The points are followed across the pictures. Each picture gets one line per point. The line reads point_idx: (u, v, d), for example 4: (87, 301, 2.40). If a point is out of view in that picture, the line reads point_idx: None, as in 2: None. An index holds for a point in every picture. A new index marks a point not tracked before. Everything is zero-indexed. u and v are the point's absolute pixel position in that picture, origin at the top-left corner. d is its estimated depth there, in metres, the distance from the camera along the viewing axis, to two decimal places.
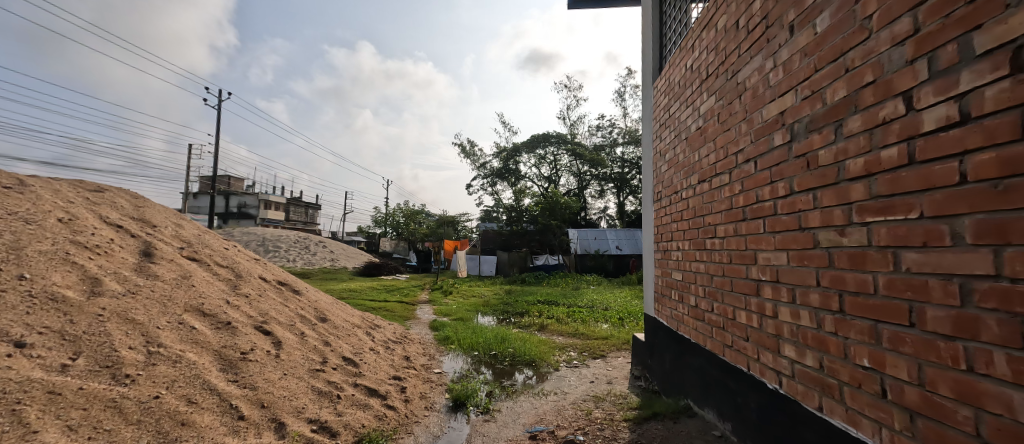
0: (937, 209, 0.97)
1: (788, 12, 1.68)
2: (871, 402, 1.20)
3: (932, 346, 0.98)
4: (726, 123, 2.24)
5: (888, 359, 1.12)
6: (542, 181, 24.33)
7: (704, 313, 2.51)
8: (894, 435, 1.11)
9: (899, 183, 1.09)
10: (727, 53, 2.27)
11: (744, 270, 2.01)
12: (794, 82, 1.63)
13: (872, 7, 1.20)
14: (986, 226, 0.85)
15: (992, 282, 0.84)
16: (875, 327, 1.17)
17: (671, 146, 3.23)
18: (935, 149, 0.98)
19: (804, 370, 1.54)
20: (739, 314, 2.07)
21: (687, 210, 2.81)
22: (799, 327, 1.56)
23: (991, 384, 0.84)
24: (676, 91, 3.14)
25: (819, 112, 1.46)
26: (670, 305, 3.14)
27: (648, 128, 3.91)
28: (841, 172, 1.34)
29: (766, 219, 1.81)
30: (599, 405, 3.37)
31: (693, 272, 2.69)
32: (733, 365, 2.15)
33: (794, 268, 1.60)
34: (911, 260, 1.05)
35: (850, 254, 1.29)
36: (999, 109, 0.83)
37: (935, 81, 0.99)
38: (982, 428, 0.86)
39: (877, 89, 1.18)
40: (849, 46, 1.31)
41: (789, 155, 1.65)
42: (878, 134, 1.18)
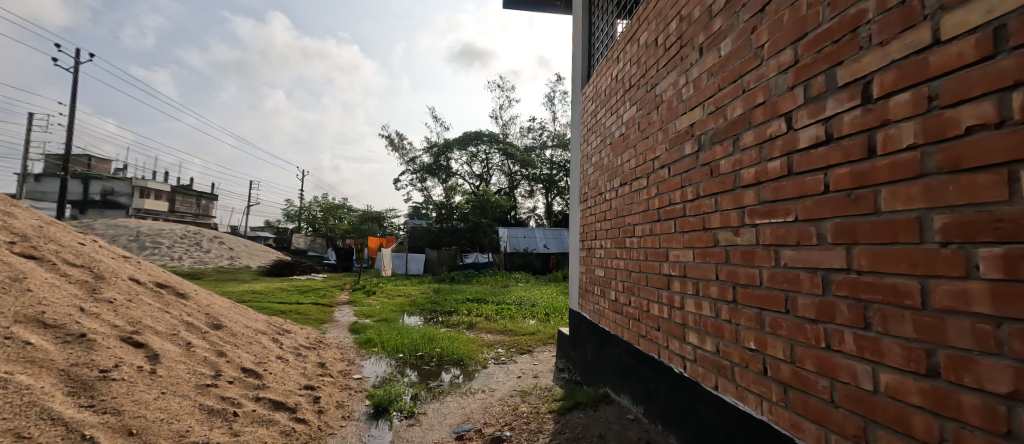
0: (807, 213, 1.14)
1: (698, 36, 1.87)
2: (755, 379, 1.37)
3: (801, 329, 1.16)
4: (645, 131, 2.43)
5: (769, 341, 1.30)
6: (474, 179, 24.24)
7: (622, 306, 2.70)
8: (772, 407, 1.29)
9: (781, 191, 1.27)
10: (648, 66, 2.45)
11: (657, 266, 2.19)
12: (702, 99, 1.81)
13: (765, 38, 1.38)
14: (842, 228, 1.02)
15: (844, 274, 1.01)
16: (760, 314, 1.35)
17: (597, 150, 3.41)
18: (808, 163, 1.16)
19: (704, 354, 1.73)
20: (652, 307, 2.26)
21: (610, 210, 3.00)
22: (701, 316, 1.75)
23: (843, 358, 1.01)
24: (602, 98, 3.32)
25: (721, 126, 1.65)
26: (593, 300, 3.31)
27: (576, 132, 4.08)
28: (737, 179, 1.52)
29: (677, 220, 1.99)
30: (525, 399, 3.45)
31: (614, 268, 2.88)
32: (646, 354, 2.33)
33: (698, 264, 1.78)
34: (788, 256, 1.22)
35: (742, 251, 1.47)
36: (855, 132, 1.00)
37: (808, 106, 1.17)
38: (835, 395, 1.03)
39: (766, 109, 1.37)
40: (745, 70, 1.49)
41: (696, 163, 1.83)
42: (766, 149, 1.36)
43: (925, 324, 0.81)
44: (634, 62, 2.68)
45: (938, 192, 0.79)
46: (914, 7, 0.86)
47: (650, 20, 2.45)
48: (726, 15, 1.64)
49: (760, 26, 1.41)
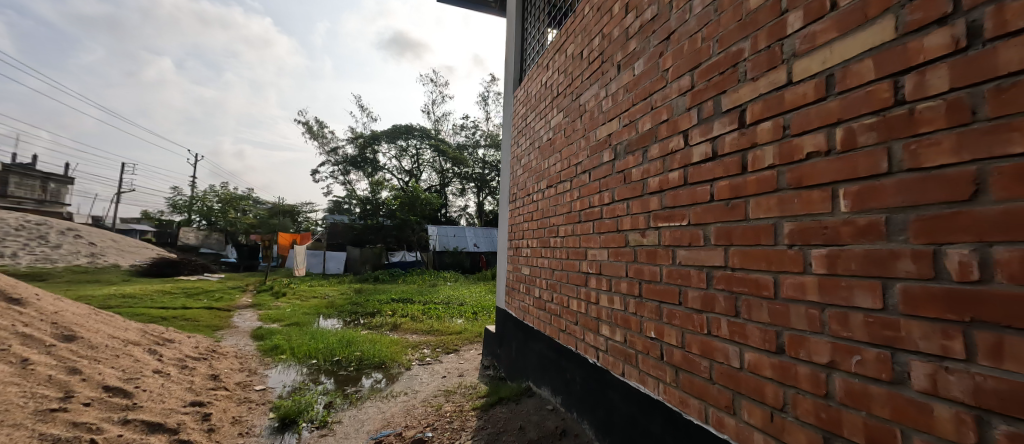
0: (697, 217, 1.32)
1: (617, 54, 2.03)
2: (654, 364, 1.54)
3: (690, 318, 1.33)
4: (570, 138, 2.57)
5: (666, 330, 1.47)
6: (403, 174, 23.29)
7: (545, 303, 2.82)
8: (666, 388, 1.46)
9: (678, 198, 1.44)
10: (573, 77, 2.60)
11: (577, 264, 2.34)
12: (618, 112, 1.97)
13: (669, 63, 1.56)
14: (722, 231, 1.20)
15: (723, 270, 1.19)
16: (659, 306, 1.52)
17: (526, 152, 3.51)
18: (699, 175, 1.33)
19: (614, 345, 1.89)
20: (571, 302, 2.41)
21: (537, 211, 3.11)
22: (613, 310, 1.90)
23: (720, 342, 1.18)
24: (532, 103, 3.43)
25: (633, 138, 1.81)
26: (519, 297, 3.41)
27: (507, 133, 4.15)
28: (645, 187, 1.69)
29: (595, 222, 2.14)
30: (449, 399, 3.42)
31: (539, 266, 3.00)
32: (565, 347, 2.47)
33: (612, 262, 1.94)
34: (682, 256, 1.40)
35: (647, 251, 1.63)
36: (733, 151, 1.19)
37: (700, 126, 1.35)
38: (713, 373, 1.21)
39: (669, 126, 1.54)
40: (653, 90, 1.67)
41: (613, 170, 1.99)
42: (667, 161, 1.54)
43: (776, 310, 0.99)
44: (561, 71, 2.81)
45: (788, 203, 0.98)
46: (776, 52, 1.05)
47: (577, 33, 2.60)
48: (640, 38, 1.81)
49: (666, 52, 1.59)
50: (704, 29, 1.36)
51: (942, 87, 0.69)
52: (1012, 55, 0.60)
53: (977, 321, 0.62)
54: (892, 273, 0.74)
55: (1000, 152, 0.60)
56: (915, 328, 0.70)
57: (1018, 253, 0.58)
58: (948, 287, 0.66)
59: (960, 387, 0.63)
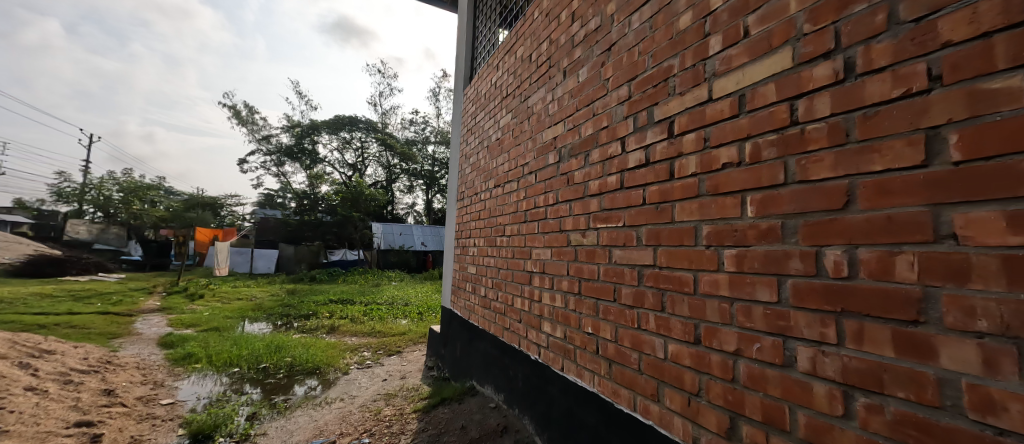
0: (631, 219, 1.41)
1: (563, 60, 2.10)
2: (590, 358, 1.61)
3: (623, 313, 1.42)
4: (517, 139, 2.61)
5: (601, 325, 1.55)
6: (345, 168, 22.03)
7: (491, 302, 2.84)
8: (600, 380, 1.54)
9: (615, 201, 1.53)
10: (522, 79, 2.64)
11: (522, 263, 2.38)
12: (563, 116, 2.04)
13: (610, 73, 1.65)
14: (652, 232, 1.29)
15: (652, 269, 1.28)
16: (596, 303, 1.60)
17: (475, 151, 3.51)
18: (633, 180, 1.43)
19: (554, 341, 1.95)
20: (515, 301, 2.45)
21: (484, 210, 3.12)
22: (554, 307, 1.97)
23: (648, 335, 1.28)
24: (482, 102, 3.43)
25: (576, 142, 1.89)
26: (464, 296, 3.40)
27: (457, 131, 4.11)
28: (586, 189, 1.77)
29: (539, 222, 2.20)
30: (389, 402, 3.31)
31: (485, 265, 3.01)
32: (508, 345, 2.50)
33: (554, 261, 2.01)
34: (617, 255, 1.48)
35: (587, 250, 1.71)
36: (663, 158, 1.29)
37: (635, 134, 1.45)
38: (641, 364, 1.30)
39: (608, 132, 1.63)
40: (595, 97, 1.75)
41: (557, 172, 2.06)
42: (606, 165, 1.63)
43: (695, 305, 1.09)
44: (511, 72, 2.84)
45: (707, 208, 1.08)
46: (700, 70, 1.16)
47: (526, 37, 2.64)
48: (585, 47, 1.89)
49: (607, 62, 1.67)
50: (640, 43, 1.46)
51: (825, 113, 0.80)
52: (875, 90, 0.72)
53: (847, 311, 0.73)
54: (785, 271, 0.85)
55: (865, 170, 0.72)
56: (802, 318, 0.81)
57: (876, 253, 0.70)
58: (825, 283, 0.77)
59: (832, 367, 0.75)
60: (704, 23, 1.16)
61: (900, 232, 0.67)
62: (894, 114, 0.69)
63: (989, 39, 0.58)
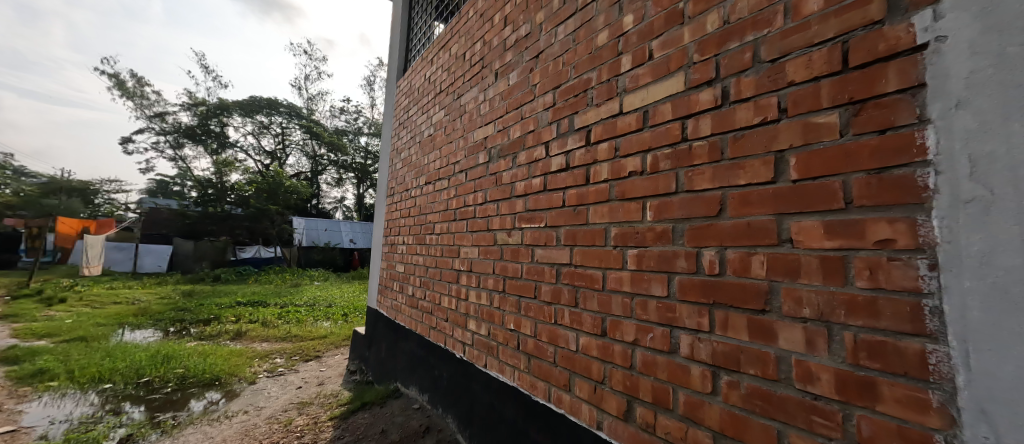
0: (552, 220, 1.49)
1: (495, 62, 2.13)
2: (511, 354, 1.67)
3: (542, 310, 1.49)
4: (449, 136, 2.59)
5: (522, 321, 1.61)
6: (260, 155, 19.86)
7: (418, 301, 2.78)
8: (520, 374, 1.60)
9: (539, 202, 1.60)
10: (456, 76, 2.63)
11: (450, 261, 2.37)
12: (494, 117, 2.07)
13: (538, 79, 1.71)
14: (570, 233, 1.38)
15: (568, 267, 1.37)
16: (518, 300, 1.66)
17: (406, 146, 3.40)
18: (555, 183, 1.51)
19: (479, 338, 1.98)
20: (442, 299, 2.43)
21: (414, 207, 3.04)
22: (480, 305, 1.99)
23: (562, 329, 1.36)
24: (415, 96, 3.34)
25: (505, 143, 1.93)
26: (391, 296, 3.28)
27: (388, 124, 3.94)
28: (513, 190, 1.82)
29: (468, 221, 2.21)
30: (302, 411, 3.07)
31: (413, 264, 2.93)
32: (434, 344, 2.47)
33: (481, 260, 2.03)
34: (538, 254, 1.55)
35: (512, 249, 1.76)
36: (580, 164, 1.38)
37: (558, 139, 1.53)
38: (556, 357, 1.38)
39: (534, 136, 1.70)
40: (523, 102, 1.81)
41: (486, 172, 2.08)
42: (532, 168, 1.69)
43: (603, 300, 1.19)
44: (445, 69, 2.80)
45: (615, 212, 1.19)
46: (613, 85, 1.26)
47: (461, 34, 2.63)
48: (515, 51, 1.94)
49: (535, 68, 1.74)
50: (564, 54, 1.54)
51: (707, 132, 0.93)
52: (743, 116, 0.85)
53: (717, 303, 0.86)
54: (674, 269, 0.97)
55: (733, 183, 0.86)
56: (685, 310, 0.93)
57: (739, 254, 0.83)
58: (703, 279, 0.90)
59: (705, 351, 0.87)
60: (618, 42, 1.27)
61: (756, 236, 0.80)
62: (756, 138, 0.82)
63: (818, 83, 0.73)
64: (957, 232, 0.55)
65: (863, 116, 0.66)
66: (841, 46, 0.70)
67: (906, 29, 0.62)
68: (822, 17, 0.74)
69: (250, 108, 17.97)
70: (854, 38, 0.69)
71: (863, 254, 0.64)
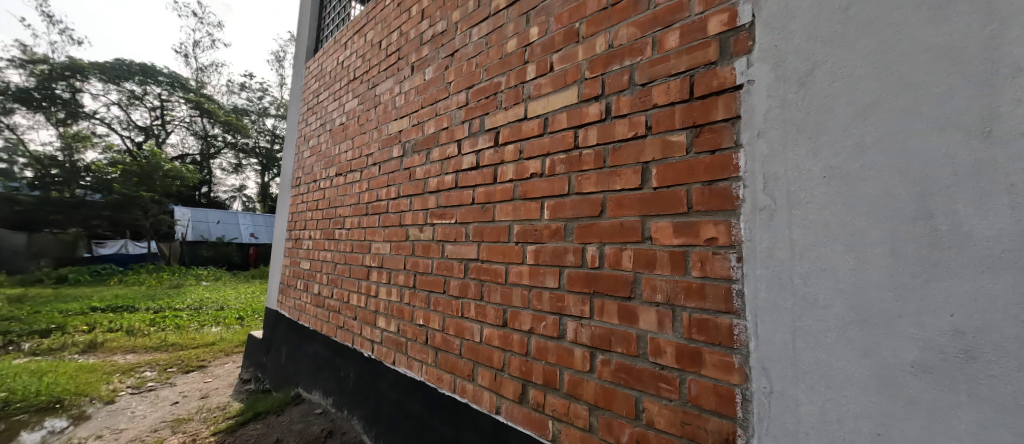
0: (462, 217, 1.53)
1: (412, 55, 2.09)
2: (420, 349, 1.67)
3: (450, 304, 1.52)
4: (362, 127, 2.47)
5: (431, 316, 1.62)
6: (128, 131, 16.54)
7: (324, 300, 2.60)
8: (427, 368, 1.61)
9: (450, 198, 1.62)
10: (371, 64, 2.51)
11: (360, 257, 2.27)
12: (409, 111, 2.04)
13: (452, 77, 1.73)
14: (478, 229, 1.43)
15: (476, 262, 1.42)
16: (428, 295, 1.67)
17: (315, 133, 3.15)
18: (465, 180, 1.55)
19: (388, 335, 1.94)
20: (351, 297, 2.31)
21: (322, 200, 2.84)
22: (390, 301, 1.95)
23: (469, 322, 1.41)
24: (326, 80, 3.11)
25: (419, 138, 1.92)
26: (294, 295, 3.02)
27: (294, 107, 3.60)
28: (426, 185, 1.81)
29: (381, 215, 2.14)
30: (179, 429, 2.68)
31: (320, 260, 2.74)
32: (341, 344, 2.35)
33: (392, 256, 1.99)
34: (449, 249, 1.58)
35: (423, 245, 1.76)
36: (489, 163, 1.44)
37: (469, 138, 1.57)
38: (462, 349, 1.42)
39: (447, 133, 1.71)
40: (438, 98, 1.81)
41: (400, 166, 2.04)
42: (444, 165, 1.71)
43: (505, 293, 1.26)
44: (360, 55, 2.66)
45: (518, 210, 1.27)
46: (519, 91, 1.34)
47: (378, 21, 2.52)
48: (432, 46, 1.93)
49: (450, 66, 1.76)
50: (478, 56, 1.59)
51: (593, 141, 1.05)
52: (620, 130, 0.98)
53: (596, 292, 0.98)
54: (564, 263, 1.08)
55: (611, 188, 0.98)
56: (571, 299, 1.04)
57: (614, 249, 0.95)
58: (586, 271, 1.01)
59: (585, 335, 0.99)
60: (524, 51, 1.35)
61: (627, 233, 0.93)
62: (629, 150, 0.96)
63: (673, 108, 0.88)
64: (754, 232, 0.71)
65: (701, 138, 0.82)
66: (690, 79, 0.85)
67: (730, 71, 0.78)
68: (677, 53, 0.89)
69: (114, 73, 14.86)
70: (697, 74, 0.84)
71: (697, 249, 0.79)
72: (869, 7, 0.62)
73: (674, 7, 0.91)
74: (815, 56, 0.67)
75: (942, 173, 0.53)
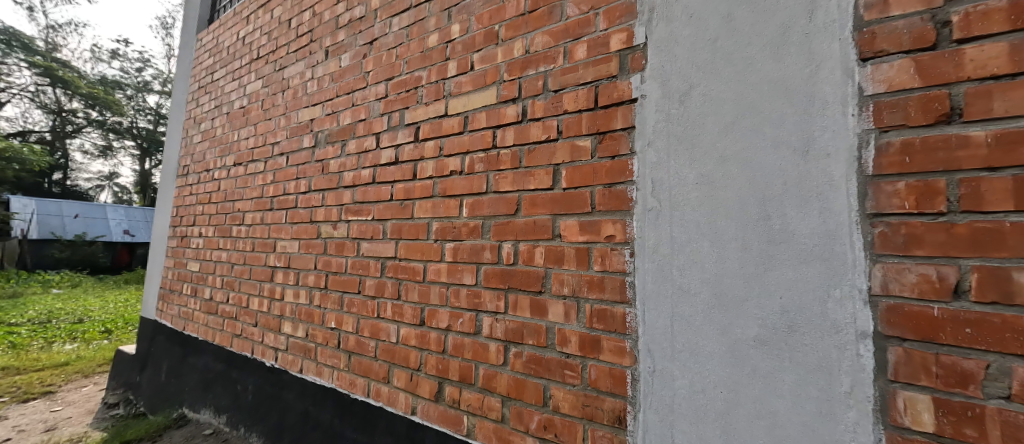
0: (379, 214, 1.46)
1: (326, 38, 1.94)
2: (331, 354, 1.57)
3: (365, 304, 1.45)
4: (267, 112, 2.22)
5: (344, 318, 1.53)
6: None
7: (217, 306, 2.30)
8: (339, 373, 1.52)
9: (367, 194, 1.55)
10: (278, 44, 2.27)
11: (263, 257, 2.05)
12: (322, 98, 1.89)
13: (371, 67, 1.65)
14: (396, 227, 1.38)
15: (393, 261, 1.37)
16: (341, 296, 1.57)
17: (208, 115, 2.75)
18: (383, 176, 1.49)
19: (294, 342, 1.78)
20: (251, 301, 2.07)
21: (217, 192, 2.50)
22: (297, 305, 1.79)
23: (384, 322, 1.36)
24: (223, 56, 2.74)
25: (334, 129, 1.79)
26: (178, 302, 2.61)
27: (182, 84, 3.11)
28: (340, 179, 1.70)
29: (288, 211, 1.96)
30: None
31: (212, 261, 2.41)
32: (238, 354, 2.10)
33: (301, 255, 1.83)
34: (364, 248, 1.50)
35: (336, 243, 1.65)
36: (408, 159, 1.40)
37: (388, 132, 1.51)
38: (377, 350, 1.36)
39: (365, 125, 1.63)
40: (356, 88, 1.71)
41: (312, 158, 1.88)
42: (361, 158, 1.62)
43: (423, 291, 1.24)
44: (265, 32, 2.39)
45: (437, 207, 1.26)
46: (440, 87, 1.33)
47: None
48: (348, 31, 1.82)
49: (368, 55, 1.67)
50: (398, 47, 1.53)
51: (511, 142, 1.09)
52: (535, 132, 1.03)
53: (510, 287, 1.02)
54: (481, 260, 1.10)
55: (526, 187, 1.03)
56: (487, 296, 1.07)
57: (528, 246, 1.00)
58: (502, 268, 1.04)
59: (500, 329, 1.02)
60: (446, 47, 1.34)
61: (539, 231, 0.98)
62: (542, 152, 1.01)
63: (580, 115, 0.94)
64: (643, 230, 0.80)
65: (603, 144, 0.89)
66: (595, 90, 0.92)
67: (628, 85, 0.87)
68: (585, 64, 0.96)
69: None
70: (601, 85, 0.91)
71: (599, 245, 0.87)
72: (732, 41, 0.74)
73: (583, 21, 0.98)
74: (693, 78, 0.78)
75: (777, 183, 0.66)
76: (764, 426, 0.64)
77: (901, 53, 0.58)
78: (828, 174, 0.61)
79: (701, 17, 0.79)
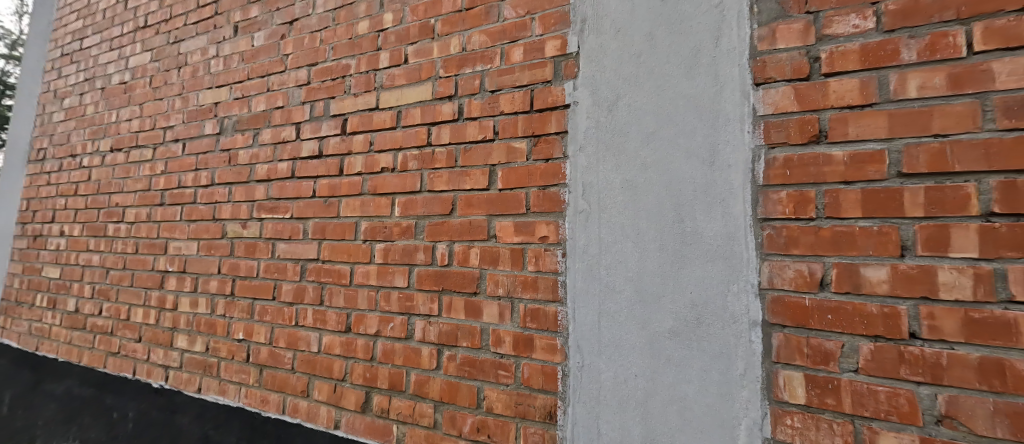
0: (299, 212, 1.34)
1: (235, 12, 1.72)
2: (238, 368, 1.39)
3: (282, 311, 1.31)
4: (157, 91, 1.91)
5: (255, 328, 1.37)
6: None
7: (86, 319, 1.91)
8: (248, 390, 1.36)
9: (284, 189, 1.40)
10: (172, 12, 1.96)
11: (150, 260, 1.76)
12: (230, 79, 1.67)
13: (290, 49, 1.50)
14: (319, 226, 1.27)
15: (316, 263, 1.26)
16: (252, 304, 1.40)
17: (74, 90, 2.28)
18: (304, 170, 1.36)
19: (191, 357, 1.55)
20: (133, 313, 1.76)
21: (86, 183, 2.08)
22: (195, 315, 1.56)
23: (304, 330, 1.24)
24: (96, 20, 2.28)
25: (244, 116, 1.59)
26: (29, 316, 2.13)
27: (36, 49, 2.54)
28: (252, 173, 1.52)
29: (184, 206, 1.70)
30: None
31: (79, 265, 2.00)
32: (115, 376, 1.77)
33: (201, 257, 1.60)
34: (281, 249, 1.36)
35: (246, 244, 1.47)
36: (334, 153, 1.30)
37: (311, 123, 1.38)
38: (295, 362, 1.24)
39: (282, 113, 1.47)
40: (271, 71, 1.54)
41: (215, 147, 1.66)
42: (277, 150, 1.46)
43: (349, 295, 1.16)
44: None
45: (366, 206, 1.18)
46: (370, 78, 1.25)
47: None
48: (263, 7, 1.63)
49: (287, 36, 1.51)
50: (323, 31, 1.41)
51: (446, 141, 1.06)
52: (471, 132, 1.02)
53: (444, 289, 1.00)
54: (414, 261, 1.06)
55: (462, 187, 1.01)
56: (420, 298, 1.03)
57: (464, 247, 0.98)
58: (436, 269, 1.02)
59: (433, 332, 0.99)
60: (377, 37, 1.27)
61: (475, 232, 0.97)
62: (479, 152, 1.00)
63: (516, 117, 0.96)
64: (574, 231, 0.84)
65: (538, 147, 0.91)
66: (530, 93, 0.94)
67: (561, 91, 0.90)
68: (521, 67, 0.97)
69: None
70: (537, 89, 0.93)
71: (533, 246, 0.89)
72: (652, 58, 0.81)
73: (519, 24, 0.99)
74: (619, 89, 0.84)
75: (688, 189, 0.73)
76: (676, 410, 0.70)
77: (785, 81, 0.68)
78: (729, 183, 0.69)
79: (626, 33, 0.85)
